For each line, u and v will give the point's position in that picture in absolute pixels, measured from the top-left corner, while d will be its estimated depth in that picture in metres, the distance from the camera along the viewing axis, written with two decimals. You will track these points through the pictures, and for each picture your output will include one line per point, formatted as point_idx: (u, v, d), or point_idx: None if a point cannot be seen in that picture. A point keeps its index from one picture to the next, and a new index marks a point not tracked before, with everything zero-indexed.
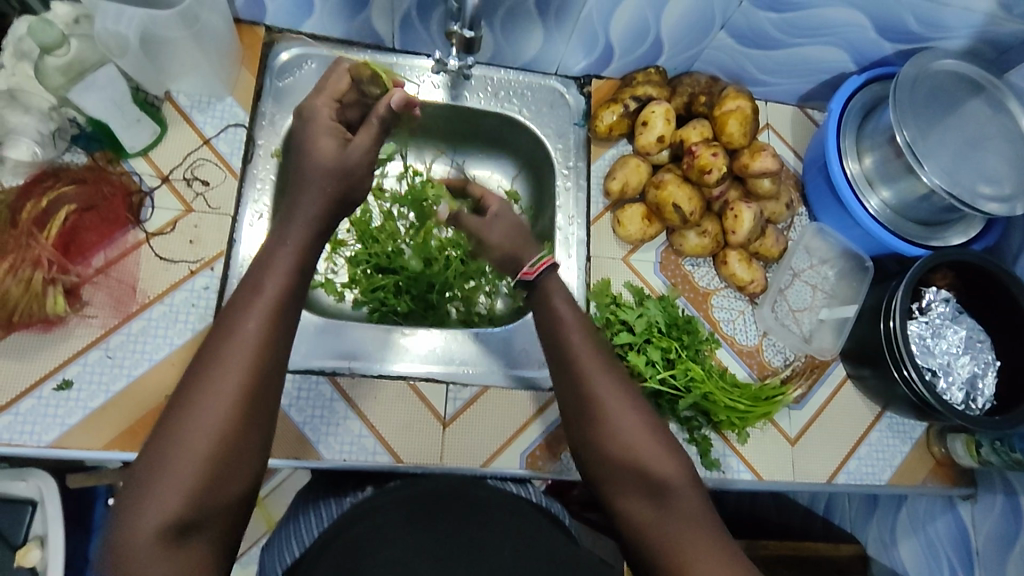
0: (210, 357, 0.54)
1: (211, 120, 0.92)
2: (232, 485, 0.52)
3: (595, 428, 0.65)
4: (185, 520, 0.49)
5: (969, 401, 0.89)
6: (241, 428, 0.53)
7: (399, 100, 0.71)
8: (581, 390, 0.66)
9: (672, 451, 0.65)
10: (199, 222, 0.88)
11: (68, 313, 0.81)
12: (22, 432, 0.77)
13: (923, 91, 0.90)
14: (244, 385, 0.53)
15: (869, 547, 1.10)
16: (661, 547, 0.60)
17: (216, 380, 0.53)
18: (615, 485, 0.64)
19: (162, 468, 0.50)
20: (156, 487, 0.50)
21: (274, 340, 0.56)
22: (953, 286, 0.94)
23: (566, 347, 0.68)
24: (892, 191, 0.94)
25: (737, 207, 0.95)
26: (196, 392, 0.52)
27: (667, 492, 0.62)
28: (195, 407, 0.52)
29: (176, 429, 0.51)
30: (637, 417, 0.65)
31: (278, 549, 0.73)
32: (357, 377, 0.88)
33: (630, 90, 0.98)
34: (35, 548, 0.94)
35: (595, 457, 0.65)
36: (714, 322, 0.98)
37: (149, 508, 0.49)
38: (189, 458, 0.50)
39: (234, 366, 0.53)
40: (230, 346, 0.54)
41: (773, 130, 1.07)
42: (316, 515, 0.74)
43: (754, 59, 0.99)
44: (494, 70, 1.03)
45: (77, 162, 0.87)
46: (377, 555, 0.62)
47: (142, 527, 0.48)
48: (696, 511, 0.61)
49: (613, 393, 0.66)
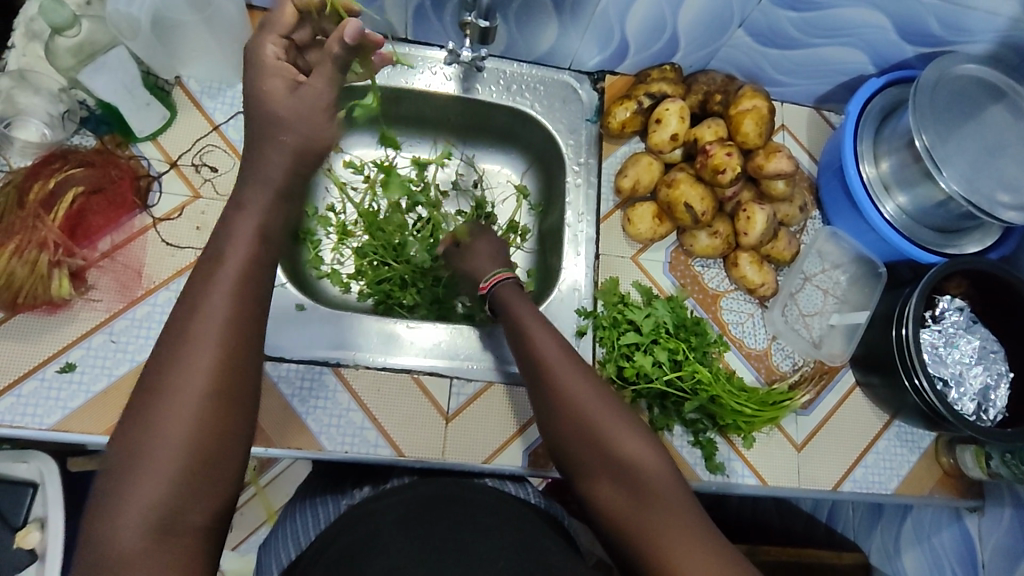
0: (186, 338, 0.52)
1: (221, 106, 0.92)
2: (216, 471, 0.51)
3: (572, 429, 0.64)
4: (170, 514, 0.49)
5: (980, 412, 0.88)
6: (215, 414, 0.51)
7: (353, 33, 0.60)
8: (553, 397, 0.66)
9: (654, 446, 0.63)
10: (206, 209, 0.88)
11: (73, 297, 0.81)
12: (24, 414, 0.77)
13: (944, 95, 0.88)
14: (216, 372, 0.51)
15: (872, 556, 1.10)
16: (645, 546, 0.59)
17: (193, 363, 0.51)
18: (598, 486, 0.63)
19: (138, 467, 0.49)
20: (136, 472, 0.49)
21: (251, 323, 0.54)
22: (968, 295, 0.92)
23: (539, 356, 0.68)
24: (908, 197, 0.93)
25: (750, 209, 0.93)
26: (174, 374, 0.51)
27: (650, 489, 0.60)
28: (173, 390, 0.51)
29: (154, 415, 0.50)
30: (614, 415, 0.64)
31: (276, 549, 0.73)
32: (361, 368, 0.87)
33: (644, 87, 0.97)
34: (35, 530, 0.94)
35: (576, 458, 0.64)
36: (723, 324, 0.97)
37: (130, 506, 0.48)
38: (166, 452, 0.49)
39: (203, 353, 0.51)
40: (194, 335, 0.52)
41: (788, 131, 1.06)
42: (313, 516, 0.74)
43: (771, 58, 0.97)
44: (507, 63, 1.01)
45: (86, 145, 0.87)
46: (374, 549, 0.61)
47: (125, 525, 0.48)
48: (681, 505, 0.60)
49: (587, 394, 0.65)
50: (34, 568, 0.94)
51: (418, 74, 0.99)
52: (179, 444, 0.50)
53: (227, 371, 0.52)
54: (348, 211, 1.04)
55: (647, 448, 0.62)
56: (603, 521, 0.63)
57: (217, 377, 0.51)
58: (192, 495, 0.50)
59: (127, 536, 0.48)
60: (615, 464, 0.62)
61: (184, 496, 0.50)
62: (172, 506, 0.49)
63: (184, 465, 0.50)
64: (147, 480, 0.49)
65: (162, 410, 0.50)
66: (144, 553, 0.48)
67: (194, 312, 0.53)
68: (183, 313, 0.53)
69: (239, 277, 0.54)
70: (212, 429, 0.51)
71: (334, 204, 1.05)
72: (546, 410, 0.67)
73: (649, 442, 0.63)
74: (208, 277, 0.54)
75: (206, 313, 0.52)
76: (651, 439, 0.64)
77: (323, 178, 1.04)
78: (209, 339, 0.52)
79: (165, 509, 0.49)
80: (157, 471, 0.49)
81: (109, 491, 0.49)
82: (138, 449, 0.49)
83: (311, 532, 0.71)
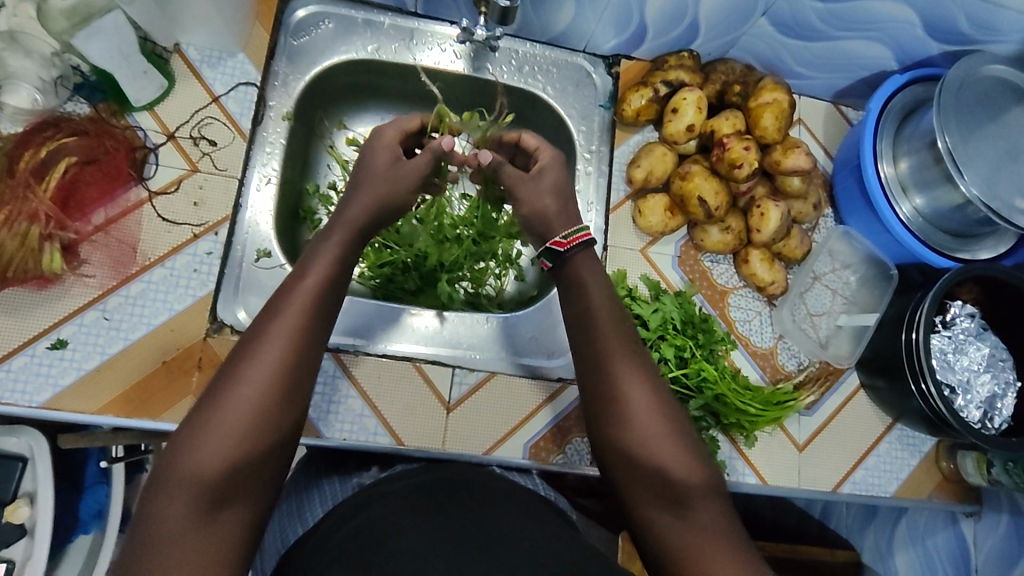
0: (260, 329, 0.56)
1: (221, 77, 0.88)
2: (264, 465, 0.53)
3: (616, 428, 0.61)
4: (214, 499, 0.50)
5: (985, 420, 0.87)
6: (274, 408, 0.54)
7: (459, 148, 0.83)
8: (607, 388, 0.62)
9: (695, 455, 0.60)
10: (204, 183, 0.85)
11: (64, 272, 0.78)
12: (13, 391, 0.74)
13: (969, 96, 0.86)
14: (285, 361, 0.55)
15: (864, 555, 1.06)
16: (676, 559, 0.56)
17: (263, 351, 0.55)
18: (634, 491, 0.60)
19: (195, 445, 0.51)
20: (194, 448, 0.51)
21: (317, 322, 0.58)
22: (978, 302, 0.91)
23: (592, 342, 0.64)
24: (925, 199, 0.91)
25: (764, 205, 0.91)
26: (244, 360, 0.55)
27: (687, 499, 0.58)
28: (240, 375, 0.54)
29: (221, 396, 0.53)
30: (660, 420, 0.61)
31: (281, 525, 0.69)
32: (361, 355, 0.85)
33: (662, 74, 0.94)
34: (24, 505, 0.92)
35: (615, 459, 0.62)
36: (731, 322, 0.95)
37: (182, 487, 0.50)
38: (222, 437, 0.51)
39: (270, 349, 0.55)
40: (267, 333, 0.56)
41: (804, 125, 1.03)
42: (321, 494, 0.70)
43: (793, 49, 0.94)
44: (520, 43, 0.98)
45: (79, 113, 0.83)
46: (373, 542, 0.55)
47: (175, 503, 0.49)
48: (716, 522, 0.57)
49: (639, 393, 0.61)
50: (23, 543, 0.92)
51: (426, 50, 0.96)
52: (237, 432, 0.52)
53: (291, 367, 0.55)
54: None
55: (687, 457, 0.60)
56: (634, 528, 0.61)
57: (280, 372, 0.54)
58: (237, 482, 0.51)
59: (174, 516, 0.49)
60: (655, 469, 0.59)
61: (231, 483, 0.51)
62: (219, 492, 0.50)
63: (235, 452, 0.52)
64: (200, 463, 0.50)
65: (227, 399, 0.53)
66: (185, 534, 0.48)
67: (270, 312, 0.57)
68: (263, 314, 0.58)
69: (315, 282, 0.60)
70: (268, 424, 0.53)
71: (337, 181, 1.01)
72: (591, 403, 0.64)
73: (691, 452, 0.60)
74: (291, 286, 0.59)
75: (281, 315, 0.57)
76: (693, 447, 0.61)
77: (326, 155, 1.01)
78: (281, 337, 0.56)
79: (211, 493, 0.50)
80: (210, 454, 0.51)
81: (163, 471, 0.51)
82: (197, 433, 0.52)
83: (317, 510, 0.67)
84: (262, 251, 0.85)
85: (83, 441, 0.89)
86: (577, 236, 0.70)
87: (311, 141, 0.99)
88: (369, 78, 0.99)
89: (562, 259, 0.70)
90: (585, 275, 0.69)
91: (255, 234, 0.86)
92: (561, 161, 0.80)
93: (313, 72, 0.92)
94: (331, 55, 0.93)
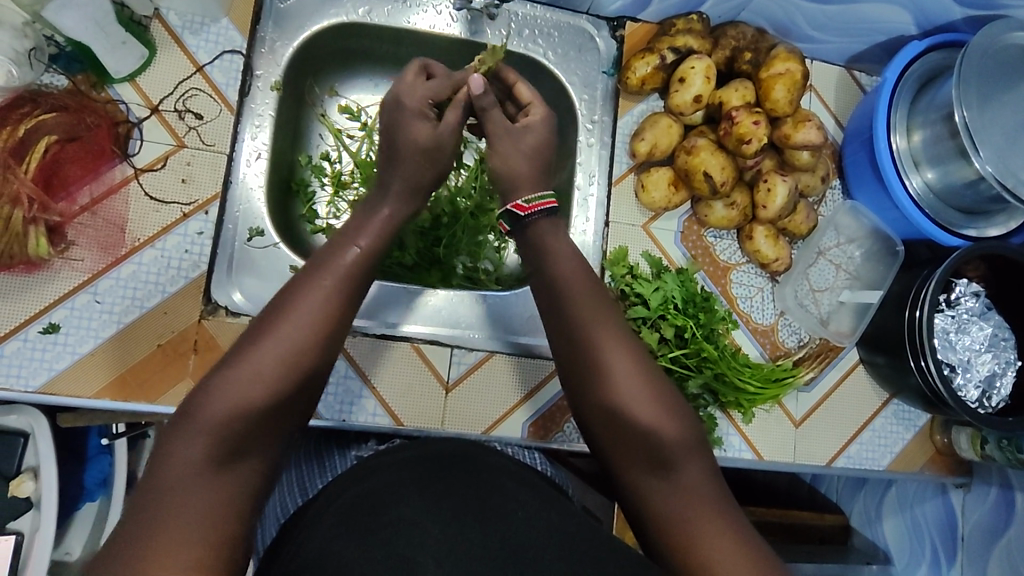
0: (296, 288, 0.57)
1: (205, 44, 0.84)
2: (281, 421, 0.53)
3: (605, 402, 0.59)
4: (232, 447, 0.50)
5: (983, 399, 0.88)
6: (300, 364, 0.54)
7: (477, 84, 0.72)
8: (605, 361, 0.60)
9: (686, 423, 0.59)
10: (191, 159, 0.82)
11: (51, 256, 0.76)
12: (9, 376, 0.74)
13: (992, 64, 0.82)
14: (316, 324, 0.55)
15: (852, 518, 1.11)
16: (672, 538, 0.54)
17: (296, 311, 0.55)
18: (620, 456, 0.59)
19: (217, 398, 0.51)
20: (217, 400, 0.51)
21: (351, 288, 0.59)
22: (984, 279, 0.90)
23: (592, 321, 0.61)
24: (937, 173, 0.88)
25: (771, 179, 0.88)
26: (278, 318, 0.55)
27: (673, 463, 0.57)
28: (274, 330, 0.54)
29: (254, 350, 0.53)
30: (656, 404, 0.58)
31: (281, 495, 0.71)
32: (358, 336, 0.84)
33: (669, 39, 0.89)
34: (28, 480, 0.90)
35: (601, 425, 0.60)
36: (732, 298, 0.94)
37: (201, 438, 0.50)
38: (247, 393, 0.52)
39: (304, 309, 0.56)
40: (304, 293, 0.56)
41: (815, 92, 0.99)
42: (321, 467, 0.72)
43: (807, 12, 0.89)
44: (520, 4, 0.93)
45: (57, 85, 0.79)
46: (372, 512, 0.52)
47: (193, 451, 0.49)
48: (702, 484, 0.56)
49: (626, 366, 0.59)
50: (28, 517, 0.90)
51: (420, 13, 0.91)
52: (264, 386, 0.52)
53: (323, 327, 0.56)
54: (343, 159, 0.96)
55: (669, 418, 0.58)
56: (623, 496, 0.59)
57: (315, 333, 0.55)
58: (258, 433, 0.52)
59: (188, 461, 0.49)
60: (646, 439, 0.58)
61: (250, 435, 0.51)
62: (237, 444, 0.50)
63: (254, 405, 0.52)
64: (222, 412, 0.51)
65: (258, 352, 0.53)
66: (200, 481, 0.48)
67: (312, 272, 0.58)
68: (301, 275, 0.59)
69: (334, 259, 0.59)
70: (290, 380, 0.54)
71: (330, 151, 0.96)
72: (569, 371, 0.62)
73: (673, 410, 0.59)
74: (338, 251, 0.60)
75: (319, 278, 0.58)
76: (677, 408, 0.60)
77: (318, 124, 0.96)
78: (317, 297, 0.56)
79: (230, 443, 0.50)
80: (233, 407, 0.51)
81: (187, 417, 0.51)
82: (222, 382, 0.52)
83: (318, 482, 0.68)
84: (254, 230, 0.84)
85: (83, 421, 0.92)
86: (539, 201, 0.68)
87: (301, 109, 0.94)
88: (366, 43, 0.94)
89: (522, 223, 0.68)
90: (577, 251, 0.66)
91: (247, 212, 0.84)
92: (550, 122, 0.74)
93: (302, 37, 0.88)
94: (320, 19, 0.88)
